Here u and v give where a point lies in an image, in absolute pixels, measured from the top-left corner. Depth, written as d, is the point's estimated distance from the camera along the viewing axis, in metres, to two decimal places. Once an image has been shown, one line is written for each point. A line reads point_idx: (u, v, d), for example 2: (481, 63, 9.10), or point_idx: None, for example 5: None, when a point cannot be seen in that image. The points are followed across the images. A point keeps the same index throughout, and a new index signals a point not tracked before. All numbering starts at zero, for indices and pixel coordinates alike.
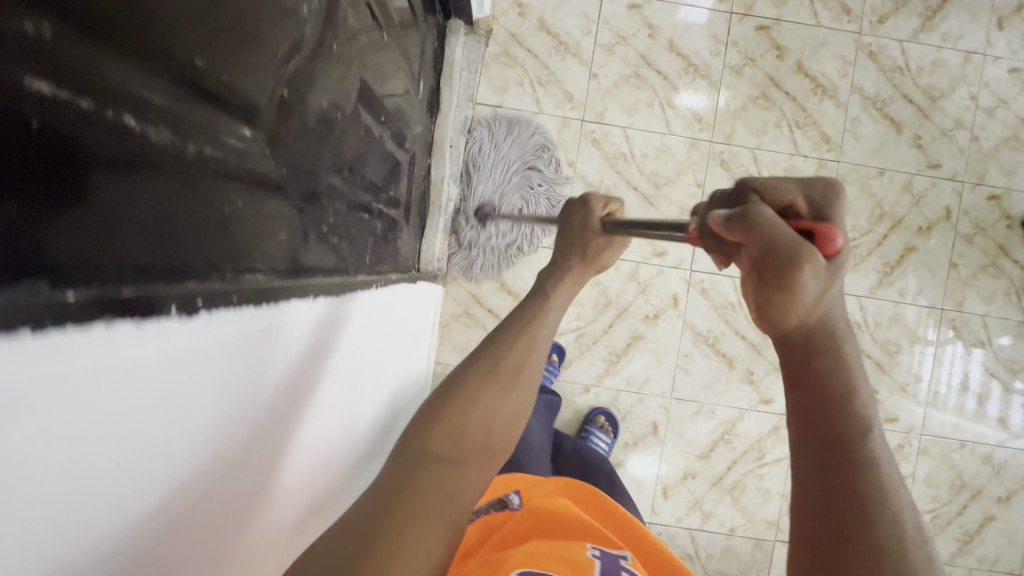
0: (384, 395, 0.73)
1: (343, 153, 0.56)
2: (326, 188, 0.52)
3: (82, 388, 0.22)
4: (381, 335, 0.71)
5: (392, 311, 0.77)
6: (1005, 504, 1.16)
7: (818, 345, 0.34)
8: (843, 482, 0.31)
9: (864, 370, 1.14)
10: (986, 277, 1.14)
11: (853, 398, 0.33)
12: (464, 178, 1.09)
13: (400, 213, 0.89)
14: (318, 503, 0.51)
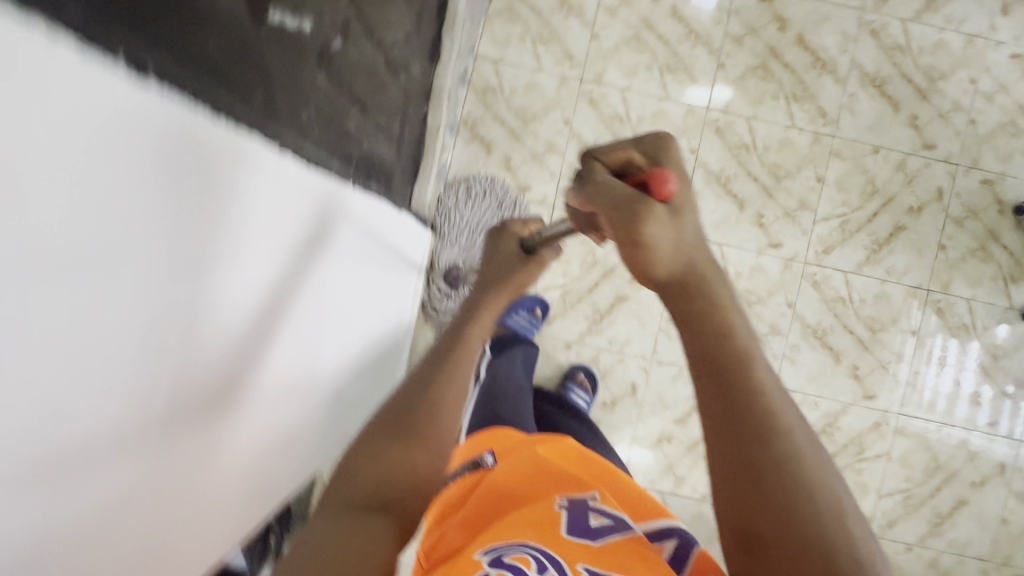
0: (360, 312, 0.78)
1: (330, 51, 0.57)
2: (310, 75, 0.53)
3: (33, 109, 0.24)
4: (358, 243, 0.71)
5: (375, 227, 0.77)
6: (978, 488, 1.16)
7: (712, 312, 0.40)
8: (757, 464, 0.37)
9: (846, 346, 1.14)
10: (974, 261, 1.14)
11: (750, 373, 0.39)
12: (459, 129, 1.10)
13: (391, 145, 0.88)
14: (260, 368, 0.52)
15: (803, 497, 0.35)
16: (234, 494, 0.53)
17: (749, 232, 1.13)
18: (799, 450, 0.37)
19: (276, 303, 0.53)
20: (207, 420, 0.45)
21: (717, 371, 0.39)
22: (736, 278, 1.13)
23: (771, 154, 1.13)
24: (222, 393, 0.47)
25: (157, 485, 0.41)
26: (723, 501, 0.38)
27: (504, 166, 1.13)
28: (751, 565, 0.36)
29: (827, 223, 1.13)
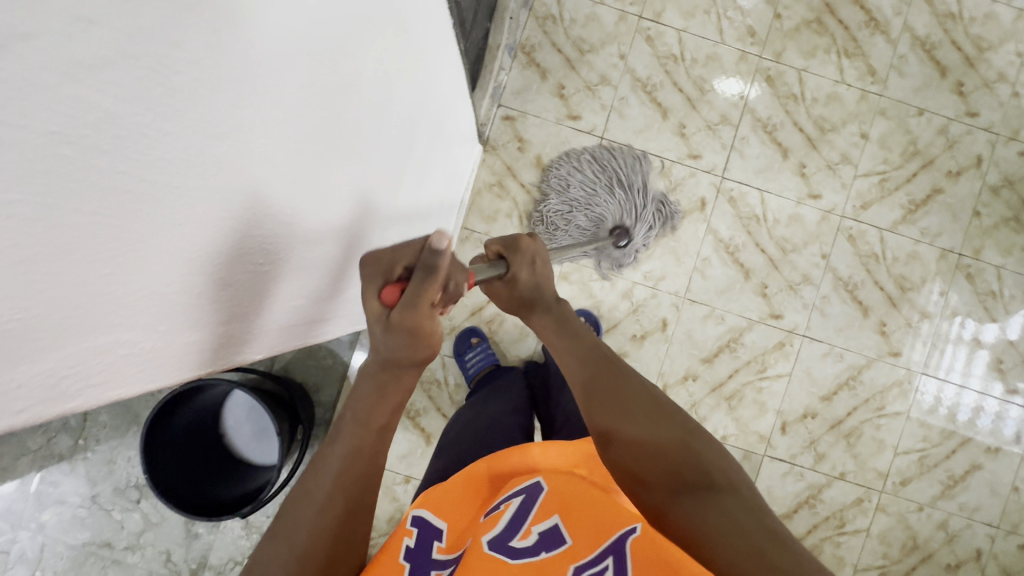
0: (426, 184, 0.79)
1: None
2: None
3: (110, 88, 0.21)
4: (423, 98, 0.62)
5: (440, 72, 0.66)
6: (993, 455, 1.18)
7: (551, 299, 0.69)
8: (604, 404, 0.58)
9: (876, 301, 1.16)
10: (1007, 230, 1.17)
11: (578, 334, 0.66)
12: (517, 53, 1.14)
13: (462, 40, 0.90)
14: (310, 262, 0.51)
15: (644, 392, 0.59)
16: (297, 334, 0.61)
17: (790, 181, 1.16)
18: (636, 377, 0.61)
19: (369, 174, 0.54)
20: (303, 276, 0.51)
21: (570, 354, 0.64)
22: (774, 225, 1.16)
23: (818, 107, 1.16)
24: (319, 256, 0.52)
25: (257, 329, 0.48)
26: (601, 429, 0.57)
27: (557, 93, 1.15)
28: (631, 474, 0.54)
29: (867, 179, 1.16)
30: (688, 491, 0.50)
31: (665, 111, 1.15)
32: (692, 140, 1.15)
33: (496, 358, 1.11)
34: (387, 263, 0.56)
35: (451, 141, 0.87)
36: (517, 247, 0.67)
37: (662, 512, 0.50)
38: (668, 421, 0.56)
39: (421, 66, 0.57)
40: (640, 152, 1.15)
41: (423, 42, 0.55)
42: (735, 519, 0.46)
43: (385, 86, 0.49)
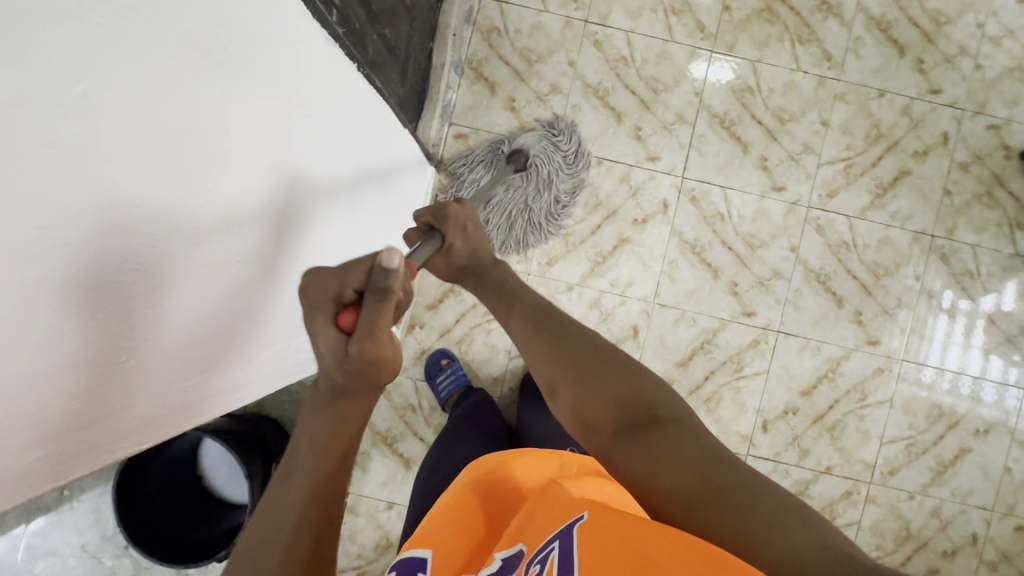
0: (362, 223, 0.77)
1: None
2: None
3: None
4: (347, 139, 0.62)
5: (367, 120, 0.67)
6: (982, 437, 1.16)
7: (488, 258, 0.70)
8: (548, 349, 0.58)
9: (849, 290, 1.15)
10: (979, 206, 1.14)
11: (508, 285, 0.66)
12: (464, 69, 1.13)
13: (397, 68, 0.90)
14: (220, 282, 0.47)
15: (583, 335, 0.58)
16: (222, 382, 0.57)
17: (753, 175, 1.14)
18: (571, 321, 0.61)
19: (281, 198, 0.52)
20: (211, 308, 0.48)
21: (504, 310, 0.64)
22: (739, 222, 1.14)
23: (776, 97, 1.13)
24: (227, 286, 0.49)
25: (174, 356, 0.45)
26: (553, 387, 0.56)
27: (508, 106, 1.13)
28: (596, 440, 0.52)
29: (832, 166, 1.14)
30: (627, 433, 0.50)
31: (619, 115, 1.13)
32: (649, 142, 1.13)
33: (467, 380, 1.10)
34: (336, 288, 0.49)
35: (399, 182, 0.88)
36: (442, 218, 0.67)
37: (612, 459, 0.50)
38: (619, 376, 0.54)
39: (328, 105, 0.55)
40: (596, 159, 1.13)
41: (325, 82, 0.54)
42: (677, 448, 0.47)
43: (282, 115, 0.48)
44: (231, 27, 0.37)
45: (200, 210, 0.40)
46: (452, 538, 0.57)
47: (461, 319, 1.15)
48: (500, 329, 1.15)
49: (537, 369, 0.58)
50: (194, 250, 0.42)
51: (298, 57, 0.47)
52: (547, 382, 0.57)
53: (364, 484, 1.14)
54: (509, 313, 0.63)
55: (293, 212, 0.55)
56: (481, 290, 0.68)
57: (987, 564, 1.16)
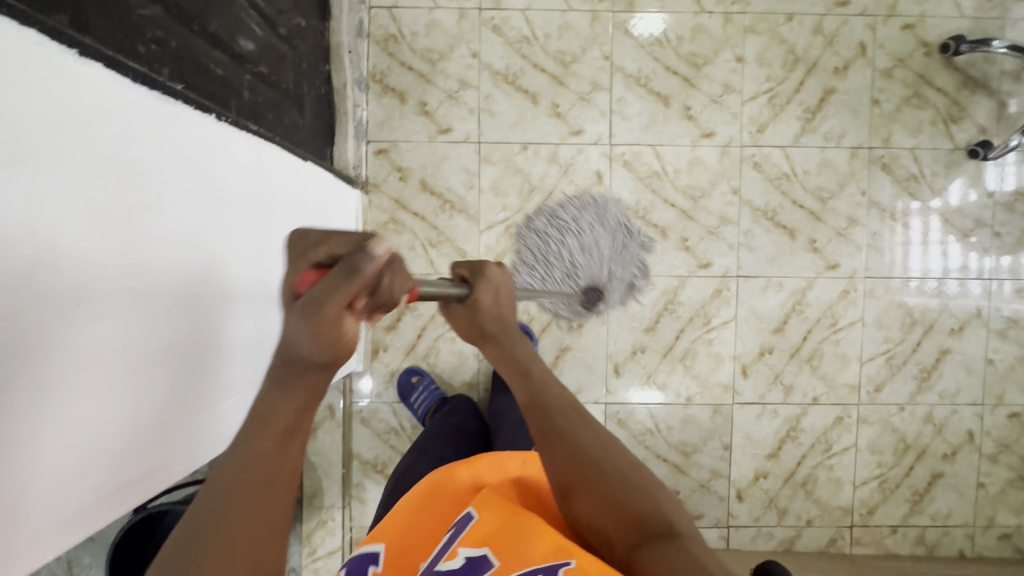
0: (274, 264, 0.74)
1: (184, 11, 0.59)
2: (158, 37, 0.54)
3: None
4: (222, 194, 0.59)
5: (250, 172, 0.65)
6: (959, 335, 1.16)
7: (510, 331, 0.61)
8: (566, 447, 0.55)
9: (799, 221, 1.14)
10: (910, 109, 1.13)
11: (527, 366, 0.61)
12: (369, 84, 1.10)
13: (290, 102, 0.88)
14: (93, 376, 0.44)
15: (599, 437, 0.56)
16: (148, 472, 0.54)
17: (680, 127, 1.12)
18: (591, 420, 0.58)
19: (152, 274, 0.49)
20: (90, 407, 0.45)
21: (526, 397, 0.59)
22: (676, 176, 1.13)
23: (685, 44, 1.11)
24: (107, 379, 0.46)
25: (54, 464, 0.42)
26: (559, 475, 0.54)
27: (421, 111, 1.11)
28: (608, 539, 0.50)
29: (756, 101, 1.12)
30: (649, 539, 0.48)
31: (534, 96, 1.11)
32: (569, 117, 1.12)
33: (441, 392, 1.09)
34: (315, 244, 0.40)
35: (314, 224, 0.87)
36: (483, 276, 0.58)
37: (631, 561, 0.48)
38: (638, 491, 0.52)
39: (185, 165, 0.52)
40: (521, 145, 1.12)
41: (176, 143, 0.50)
42: (680, 566, 0.45)
43: (127, 192, 0.44)
44: (25, 128, 0.34)
45: (38, 317, 0.38)
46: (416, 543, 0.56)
47: (423, 333, 1.14)
48: None
49: (550, 460, 0.55)
50: (38, 359, 0.39)
51: (130, 128, 0.44)
52: (559, 470, 0.54)
53: (364, 514, 1.15)
54: (528, 401, 0.59)
55: (172, 283, 0.52)
56: (503, 363, 0.62)
57: (987, 458, 1.17)
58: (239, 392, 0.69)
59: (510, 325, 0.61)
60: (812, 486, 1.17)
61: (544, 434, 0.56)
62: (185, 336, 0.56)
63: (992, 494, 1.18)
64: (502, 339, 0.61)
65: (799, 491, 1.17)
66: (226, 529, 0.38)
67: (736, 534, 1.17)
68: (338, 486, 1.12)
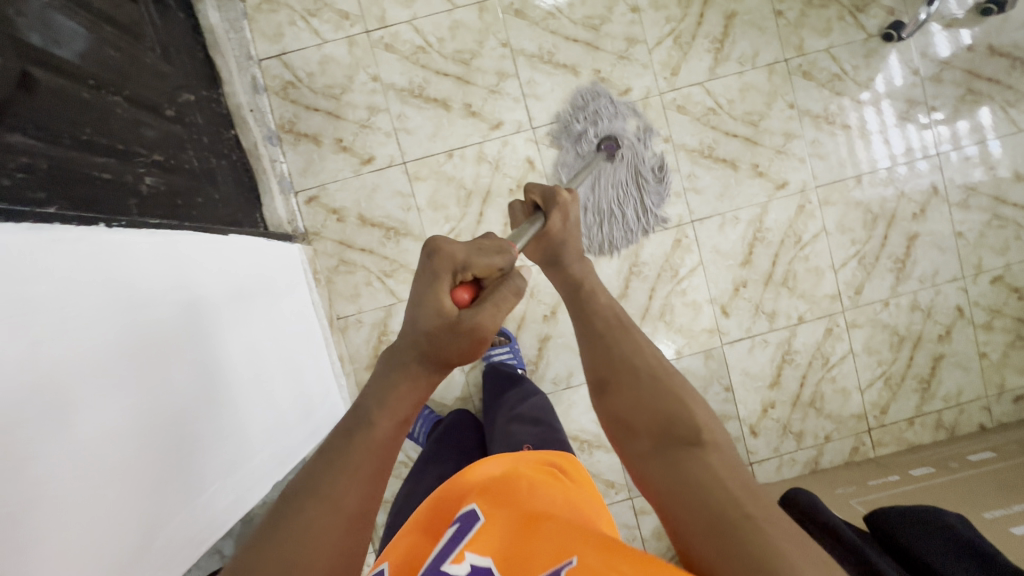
0: (222, 346, 0.73)
1: (50, 130, 0.58)
2: (27, 166, 0.54)
3: None
4: (140, 299, 0.59)
5: (166, 270, 0.65)
6: (922, 217, 1.15)
7: (562, 257, 0.64)
8: (607, 351, 0.54)
9: (737, 150, 1.13)
10: (815, 11, 1.12)
11: (583, 285, 0.62)
12: (280, 136, 1.09)
13: (201, 180, 0.88)
14: (38, 522, 0.43)
15: (641, 337, 0.55)
16: None
17: (595, 92, 1.11)
18: (633, 332, 0.56)
19: (77, 402, 0.48)
20: (50, 543, 0.44)
21: (580, 309, 0.59)
22: (605, 140, 1.12)
23: (578, 9, 1.10)
24: (61, 510, 0.45)
25: None
26: (593, 373, 0.54)
27: (339, 148, 1.10)
28: (622, 446, 0.49)
29: (663, 46, 1.11)
30: (659, 448, 0.46)
31: (445, 102, 1.10)
32: (485, 112, 1.11)
33: (436, 415, 1.09)
34: (460, 260, 0.50)
35: (259, 295, 0.86)
36: (555, 205, 0.66)
37: (642, 470, 0.46)
38: (663, 390, 0.49)
39: (83, 281, 0.51)
40: (446, 153, 1.11)
41: (66, 265, 0.50)
42: (698, 472, 0.42)
43: (23, 331, 0.43)
44: None
45: None
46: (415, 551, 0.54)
47: None
48: None
49: (596, 361, 0.54)
50: None
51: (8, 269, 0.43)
52: (594, 364, 0.54)
53: None
54: (580, 316, 0.59)
55: (107, 402, 0.51)
56: (560, 283, 0.64)
57: (981, 328, 1.17)
58: (218, 479, 0.68)
59: (576, 252, 0.65)
60: (820, 403, 1.17)
61: (597, 337, 0.56)
62: (140, 447, 0.55)
63: (995, 361, 1.18)
64: (564, 261, 0.64)
65: (809, 411, 1.17)
66: (336, 502, 0.40)
67: (760, 469, 1.17)
68: None
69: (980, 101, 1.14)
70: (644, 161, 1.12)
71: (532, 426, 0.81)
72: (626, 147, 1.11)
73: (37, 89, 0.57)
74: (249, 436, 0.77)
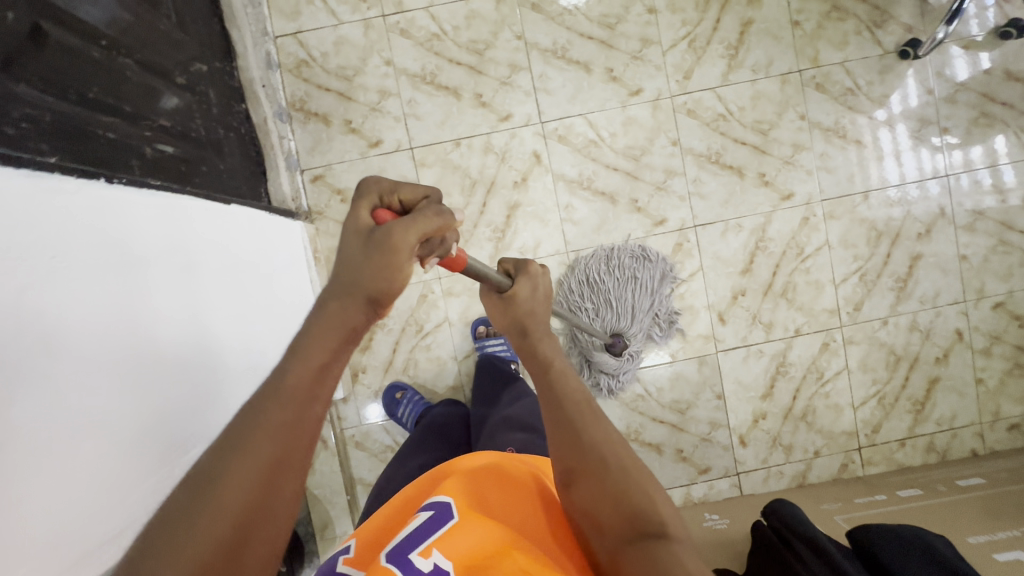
0: (213, 315, 0.73)
1: (59, 85, 0.59)
2: (31, 117, 0.54)
3: None
4: (134, 257, 0.59)
5: (162, 232, 0.65)
6: (927, 238, 1.15)
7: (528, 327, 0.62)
8: (572, 440, 0.52)
9: (744, 158, 1.13)
10: (832, 24, 1.11)
11: (549, 358, 0.59)
12: (290, 113, 1.10)
13: (208, 150, 0.89)
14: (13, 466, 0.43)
15: (606, 421, 0.53)
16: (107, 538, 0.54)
17: (606, 91, 1.11)
18: (598, 415, 0.54)
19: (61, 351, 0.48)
20: (21, 488, 0.44)
21: (545, 387, 0.56)
22: (613, 139, 1.12)
23: (595, 6, 1.10)
24: (34, 456, 0.45)
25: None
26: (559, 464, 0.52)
27: (348, 130, 1.10)
28: (591, 537, 0.48)
29: (677, 48, 1.11)
30: (629, 540, 0.45)
31: (455, 91, 1.10)
32: (495, 103, 1.11)
33: (426, 402, 1.09)
34: (387, 187, 0.46)
35: (255, 267, 0.86)
36: (526, 272, 0.64)
37: (616, 562, 0.45)
38: (629, 485, 0.48)
39: (77, 236, 0.52)
40: (454, 142, 1.11)
41: (60, 214, 0.50)
42: (666, 568, 0.41)
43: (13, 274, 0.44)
44: None
45: None
46: (382, 533, 0.55)
47: (397, 348, 1.14)
48: (438, 340, 1.14)
49: (561, 452, 0.52)
50: None
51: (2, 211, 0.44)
52: (560, 453, 0.52)
53: None
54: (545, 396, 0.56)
55: (91, 354, 0.52)
56: (528, 357, 0.60)
57: (980, 353, 1.16)
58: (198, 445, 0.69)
59: (543, 323, 0.62)
60: (812, 418, 1.16)
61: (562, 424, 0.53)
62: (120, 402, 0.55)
63: (991, 388, 1.17)
64: (531, 333, 0.61)
65: (800, 424, 1.16)
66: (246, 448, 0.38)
67: (747, 480, 1.17)
68: (346, 514, 1.13)
69: (993, 125, 1.13)
70: (630, 261, 1.11)
71: (520, 429, 0.81)
72: (603, 271, 1.11)
73: (48, 44, 0.58)
74: (233, 404, 0.77)
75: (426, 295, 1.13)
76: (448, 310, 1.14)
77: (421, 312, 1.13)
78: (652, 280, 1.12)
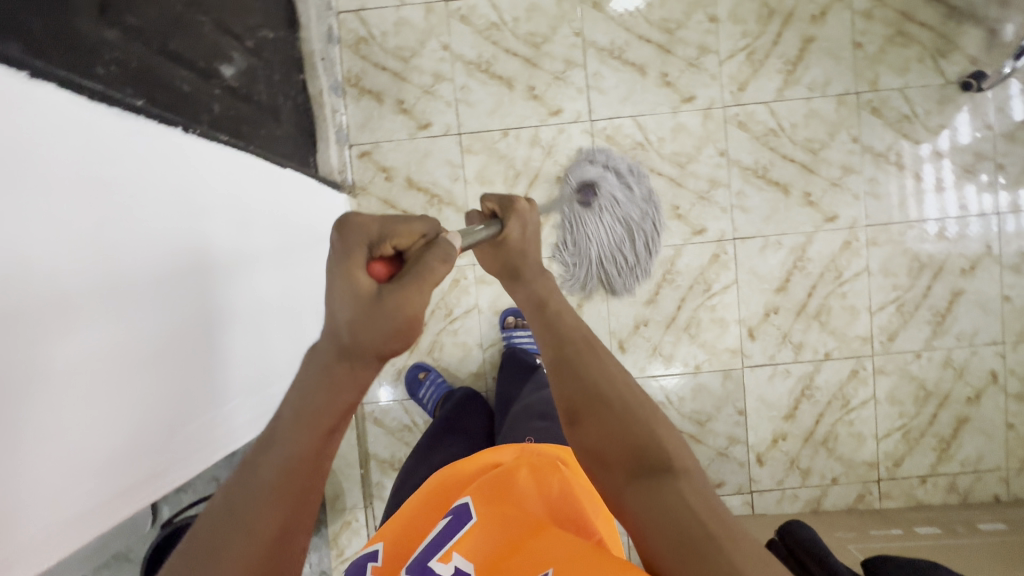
0: (264, 272, 0.76)
1: (145, 35, 0.61)
2: (121, 62, 0.57)
3: None
4: (203, 207, 0.62)
5: (227, 187, 0.68)
6: (970, 274, 1.12)
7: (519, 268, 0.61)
8: (575, 380, 0.51)
9: (791, 175, 1.12)
10: (894, 48, 1.10)
11: (548, 298, 0.59)
12: (345, 88, 1.12)
13: (267, 116, 0.91)
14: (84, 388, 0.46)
15: (609, 358, 0.53)
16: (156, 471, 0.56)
17: (659, 95, 1.11)
18: (602, 353, 0.54)
19: (134, 285, 0.51)
20: (90, 411, 0.47)
21: (546, 327, 0.57)
22: (661, 144, 1.11)
23: (656, 10, 1.10)
24: (103, 381, 0.48)
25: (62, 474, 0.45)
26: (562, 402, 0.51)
27: (399, 110, 1.12)
28: (597, 478, 0.47)
29: (734, 59, 1.10)
30: (632, 476, 0.44)
31: (509, 81, 1.11)
32: (547, 97, 1.11)
33: (448, 385, 1.10)
34: (376, 232, 0.44)
35: (303, 233, 0.88)
36: (514, 210, 0.61)
37: (621, 501, 0.44)
38: (636, 420, 0.47)
39: (150, 184, 0.53)
40: (502, 131, 1.12)
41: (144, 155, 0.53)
42: (669, 505, 0.40)
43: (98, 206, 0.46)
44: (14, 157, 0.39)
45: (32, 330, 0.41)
46: (409, 535, 0.56)
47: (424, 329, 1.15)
48: (465, 326, 1.15)
49: (564, 388, 0.51)
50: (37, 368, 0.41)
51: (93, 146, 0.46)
52: (562, 389, 0.52)
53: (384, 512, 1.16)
54: (546, 336, 0.56)
55: (159, 293, 0.54)
56: (522, 297, 0.60)
57: (1013, 397, 1.14)
58: (241, 395, 0.71)
59: (536, 263, 0.62)
60: (833, 444, 1.15)
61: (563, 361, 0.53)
62: (179, 342, 0.57)
63: (1022, 434, 1.14)
64: (520, 272, 0.61)
65: (820, 450, 1.15)
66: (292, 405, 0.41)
67: (760, 499, 1.16)
68: (358, 487, 1.14)
69: None
70: (631, 209, 1.09)
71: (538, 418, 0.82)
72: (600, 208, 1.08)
73: None
74: (274, 363, 0.79)
75: (458, 280, 1.14)
76: (479, 297, 1.14)
77: (452, 296, 1.14)
78: (648, 229, 1.11)
